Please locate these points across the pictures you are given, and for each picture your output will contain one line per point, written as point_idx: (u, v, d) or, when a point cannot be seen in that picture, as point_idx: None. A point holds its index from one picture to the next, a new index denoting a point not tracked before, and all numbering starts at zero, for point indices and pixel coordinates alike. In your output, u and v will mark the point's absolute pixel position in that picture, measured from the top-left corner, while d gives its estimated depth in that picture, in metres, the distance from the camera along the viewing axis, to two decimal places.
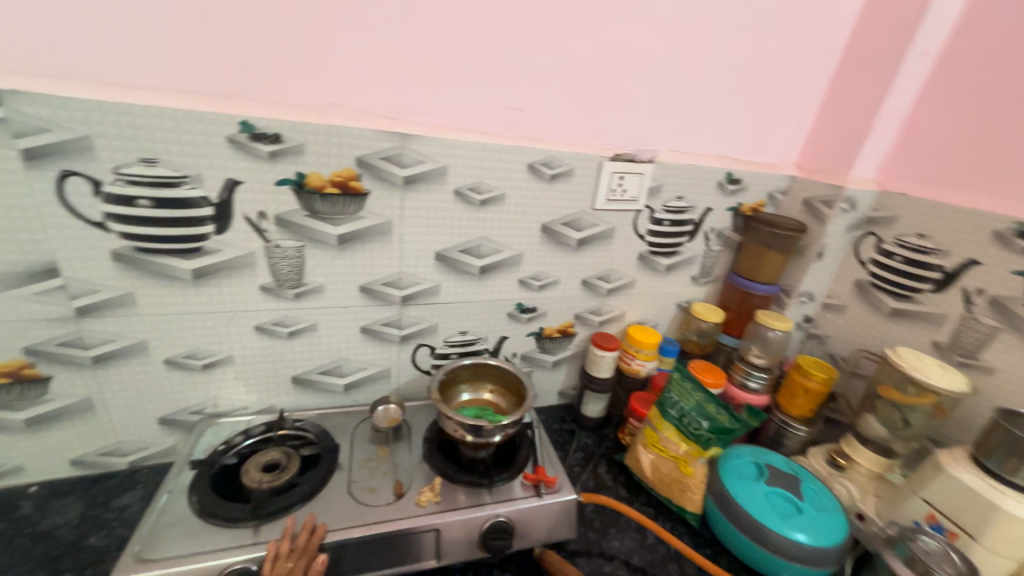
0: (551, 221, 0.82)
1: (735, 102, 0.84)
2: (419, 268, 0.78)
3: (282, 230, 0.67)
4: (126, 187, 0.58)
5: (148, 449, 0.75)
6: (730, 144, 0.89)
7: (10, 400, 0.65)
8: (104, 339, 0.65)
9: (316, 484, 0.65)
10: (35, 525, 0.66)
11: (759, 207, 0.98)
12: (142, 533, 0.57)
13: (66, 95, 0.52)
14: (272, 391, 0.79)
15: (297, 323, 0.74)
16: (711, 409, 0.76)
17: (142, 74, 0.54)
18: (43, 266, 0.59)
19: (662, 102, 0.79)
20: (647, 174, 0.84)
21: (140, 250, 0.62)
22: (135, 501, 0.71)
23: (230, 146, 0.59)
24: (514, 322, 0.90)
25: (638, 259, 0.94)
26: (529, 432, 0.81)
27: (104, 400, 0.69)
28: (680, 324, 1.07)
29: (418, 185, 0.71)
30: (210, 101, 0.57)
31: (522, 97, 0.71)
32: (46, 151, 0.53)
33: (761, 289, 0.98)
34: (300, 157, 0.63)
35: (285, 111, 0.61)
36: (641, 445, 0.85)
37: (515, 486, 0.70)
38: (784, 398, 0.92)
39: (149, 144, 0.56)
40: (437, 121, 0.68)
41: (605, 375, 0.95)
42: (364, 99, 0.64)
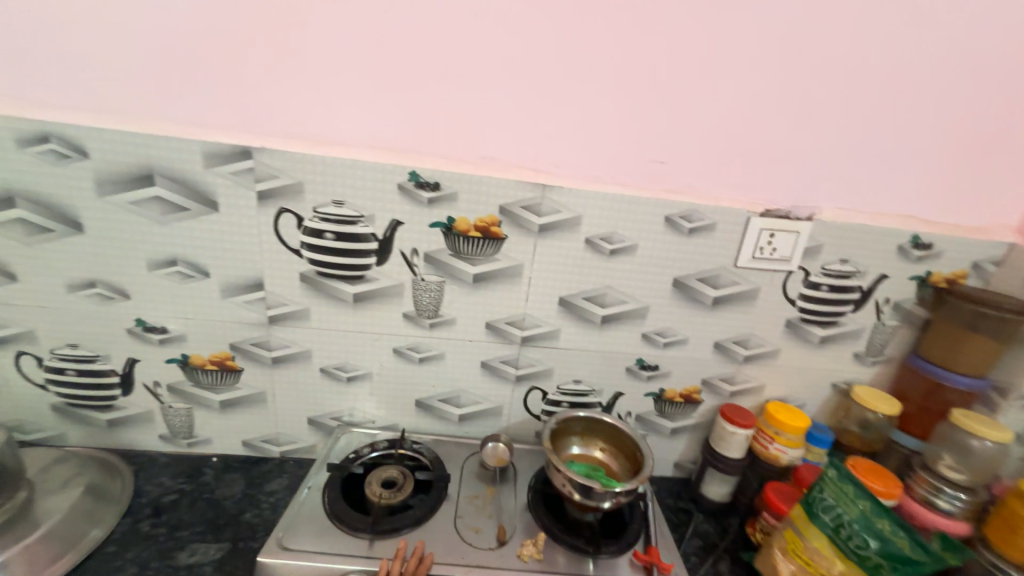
0: (686, 276, 0.77)
1: (928, 156, 0.71)
2: (543, 312, 0.79)
3: (429, 266, 0.75)
4: (320, 223, 0.71)
5: (296, 444, 0.87)
6: (918, 203, 0.74)
7: (214, 384, 0.81)
8: (283, 344, 0.79)
9: (426, 509, 0.68)
10: (212, 492, 0.80)
11: (958, 278, 0.79)
12: (285, 521, 0.65)
13: (293, 151, 0.66)
14: (398, 410, 0.86)
15: (428, 350, 0.81)
16: (883, 526, 0.60)
17: (344, 134, 0.66)
18: (255, 281, 0.74)
19: (830, 155, 0.70)
20: (805, 233, 0.75)
21: (320, 274, 0.74)
22: (281, 488, 0.82)
23: (399, 192, 0.69)
24: (632, 378, 0.85)
25: (785, 325, 0.82)
26: (641, 503, 0.74)
27: (273, 395, 0.83)
28: (835, 409, 0.90)
29: (552, 233, 0.73)
30: (390, 155, 0.68)
31: (666, 149, 0.69)
32: (273, 193, 0.68)
33: (960, 381, 0.77)
34: (453, 203, 0.70)
35: (446, 163, 0.68)
36: (779, 550, 0.70)
37: (623, 563, 0.64)
38: (997, 534, 0.69)
39: (342, 190, 0.69)
40: (577, 172, 0.70)
41: (734, 455, 0.83)
42: (513, 152, 0.69)
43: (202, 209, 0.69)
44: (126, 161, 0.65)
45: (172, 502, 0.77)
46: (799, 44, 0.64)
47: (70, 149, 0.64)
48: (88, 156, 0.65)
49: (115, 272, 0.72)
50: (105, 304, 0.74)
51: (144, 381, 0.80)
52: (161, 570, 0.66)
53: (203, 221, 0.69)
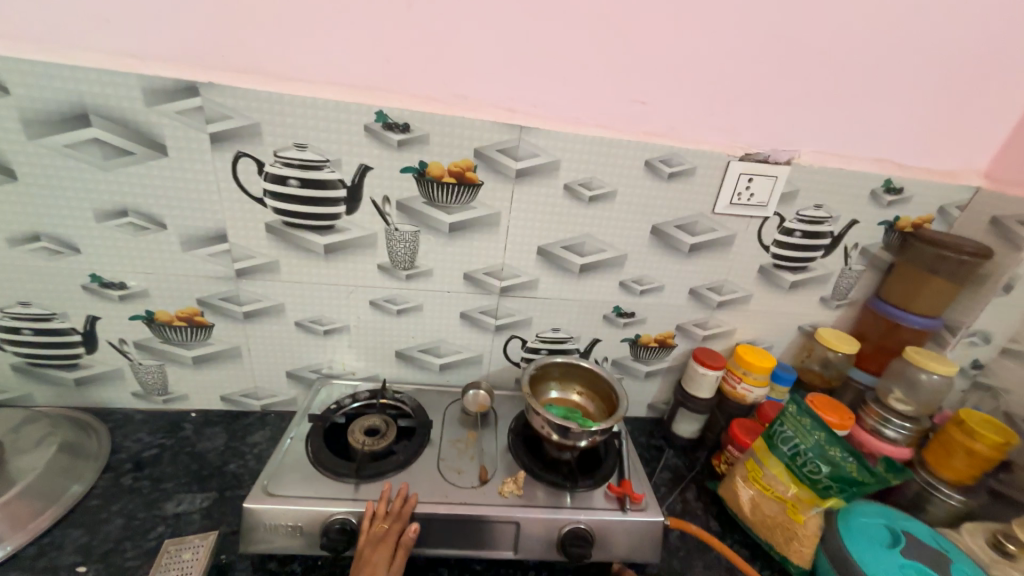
0: (664, 222, 0.77)
1: (908, 97, 0.70)
2: (522, 261, 0.78)
3: (402, 215, 0.72)
4: (282, 168, 0.66)
5: (277, 397, 0.87)
6: (894, 146, 0.74)
7: (184, 340, 0.78)
8: (254, 298, 0.76)
9: (409, 454, 0.70)
10: (194, 445, 0.80)
11: (924, 222, 0.81)
12: (269, 470, 0.66)
13: (245, 87, 0.60)
14: (378, 362, 0.86)
15: (406, 302, 0.80)
16: (834, 454, 0.64)
17: (300, 68, 0.61)
18: (217, 233, 0.70)
19: (813, 95, 0.69)
20: (783, 177, 0.74)
21: (287, 225, 0.70)
22: (264, 439, 0.82)
23: (366, 134, 0.65)
24: (609, 325, 0.87)
25: (758, 272, 0.84)
26: (616, 441, 0.78)
27: (248, 350, 0.81)
28: (800, 350, 0.94)
29: (530, 179, 0.71)
30: (353, 93, 0.63)
31: (648, 88, 0.66)
32: (227, 135, 0.63)
33: (915, 322, 0.82)
34: (425, 147, 0.66)
35: (415, 103, 0.64)
36: (741, 478, 0.76)
37: (598, 495, 0.68)
38: (935, 457, 0.76)
39: (303, 132, 0.64)
40: (555, 113, 0.67)
41: (704, 395, 0.87)
42: (487, 90, 0.64)
43: (149, 153, 0.63)
44: (52, 97, 0.58)
45: (153, 457, 0.77)
46: None
47: None
48: (9, 91, 0.58)
49: (60, 224, 0.67)
50: (54, 259, 0.69)
51: (109, 339, 0.77)
52: (147, 520, 0.67)
53: (152, 167, 0.64)
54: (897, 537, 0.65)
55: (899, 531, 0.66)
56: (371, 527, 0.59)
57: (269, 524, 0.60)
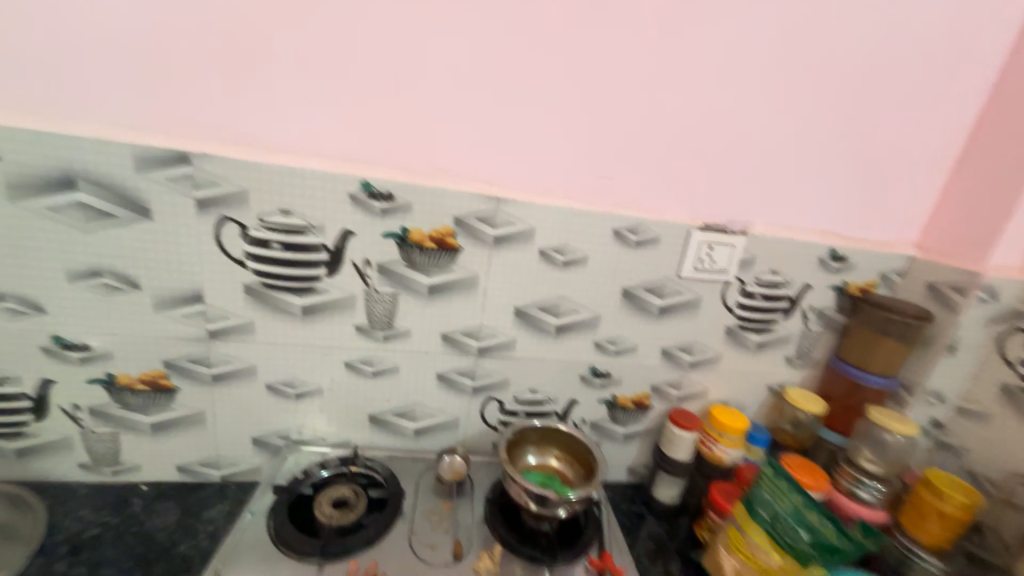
0: (634, 286, 0.81)
1: (840, 179, 0.79)
2: (499, 323, 0.80)
3: (383, 277, 0.73)
4: (265, 233, 0.68)
5: (239, 466, 0.82)
6: (834, 220, 0.83)
7: (144, 405, 0.75)
8: (224, 360, 0.74)
9: (379, 527, 0.66)
10: (140, 523, 0.73)
11: (870, 288, 0.88)
12: (224, 550, 0.61)
13: (237, 158, 0.64)
14: (349, 426, 0.83)
15: (382, 363, 0.79)
16: (813, 518, 0.65)
17: (293, 142, 0.65)
18: (193, 294, 0.70)
19: (759, 176, 0.77)
20: (740, 246, 0.81)
21: (266, 286, 0.71)
22: (220, 515, 0.76)
23: (351, 202, 0.68)
24: (586, 386, 0.88)
25: (725, 332, 0.88)
26: (597, 508, 0.76)
27: (213, 415, 0.78)
28: (772, 409, 0.96)
29: (507, 245, 0.75)
30: (341, 165, 0.67)
31: (615, 167, 0.73)
32: (214, 201, 0.65)
33: (873, 380, 0.86)
34: (407, 214, 0.70)
35: (400, 174, 0.68)
36: (724, 546, 0.74)
37: (578, 570, 0.66)
38: (910, 519, 0.77)
39: (290, 199, 0.67)
40: (530, 186, 0.73)
41: (682, 457, 0.87)
42: (468, 165, 0.70)
43: (134, 217, 0.64)
44: (45, 164, 0.60)
45: (92, 537, 0.70)
46: (730, 74, 0.70)
47: None
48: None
49: (29, 284, 0.66)
50: (17, 320, 0.67)
51: (62, 404, 0.73)
52: None
53: (135, 231, 0.65)
54: None
55: None
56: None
57: None
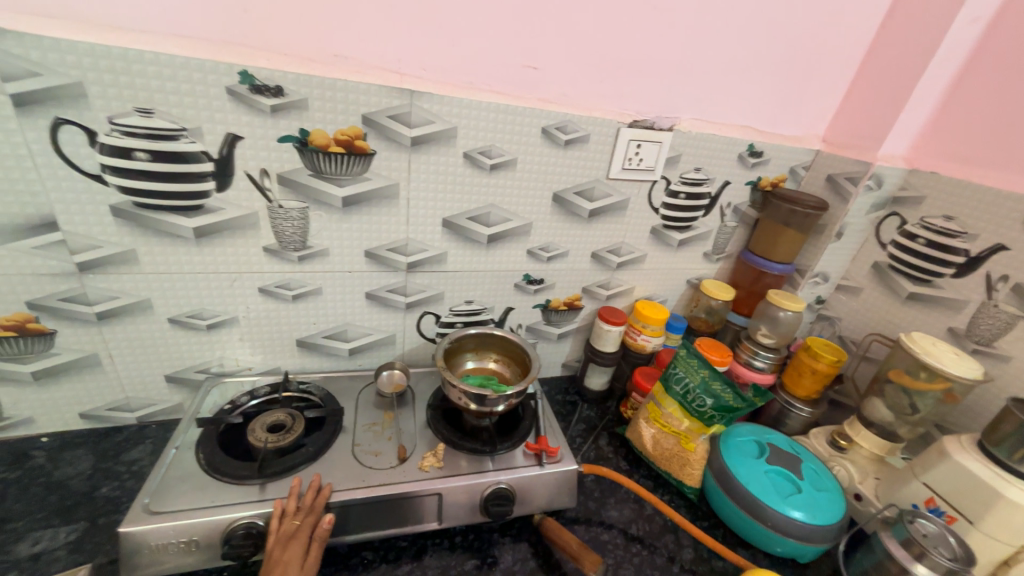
0: (564, 189, 0.79)
1: (765, 69, 0.79)
2: (427, 235, 0.76)
3: (286, 190, 0.65)
4: (122, 139, 0.55)
5: (157, 406, 0.76)
6: (755, 114, 0.84)
7: (17, 354, 0.65)
8: (107, 296, 0.65)
9: (321, 445, 0.66)
10: (49, 474, 0.67)
11: (779, 182, 0.94)
12: (151, 486, 0.58)
13: (53, 35, 0.48)
14: (277, 353, 0.79)
15: (302, 286, 0.73)
16: (717, 387, 0.74)
17: (133, 15, 0.50)
18: (41, 220, 0.57)
19: (688, 66, 0.74)
20: (666, 143, 0.80)
21: (139, 206, 0.60)
22: (144, 455, 0.72)
23: (230, 98, 0.56)
24: (520, 293, 0.89)
25: (650, 232, 0.91)
26: (533, 402, 0.82)
27: (111, 356, 0.70)
28: (689, 301, 1.05)
29: (427, 147, 0.68)
30: (207, 49, 0.54)
31: (540, 54, 0.66)
32: (38, 97, 0.51)
33: (776, 268, 0.95)
34: (304, 113, 0.60)
35: (286, 62, 0.57)
36: (643, 419, 0.85)
37: (517, 455, 0.71)
38: (791, 379, 0.92)
39: (146, 94, 0.54)
40: (448, 77, 0.64)
41: (610, 349, 0.94)
42: (369, 50, 0.59)
43: None
44: None
45: None
46: None
47: None
48: None
49: None
50: None
51: None
52: None
53: None
54: (764, 449, 0.78)
55: (765, 444, 0.79)
56: (280, 524, 0.55)
57: (156, 545, 0.54)
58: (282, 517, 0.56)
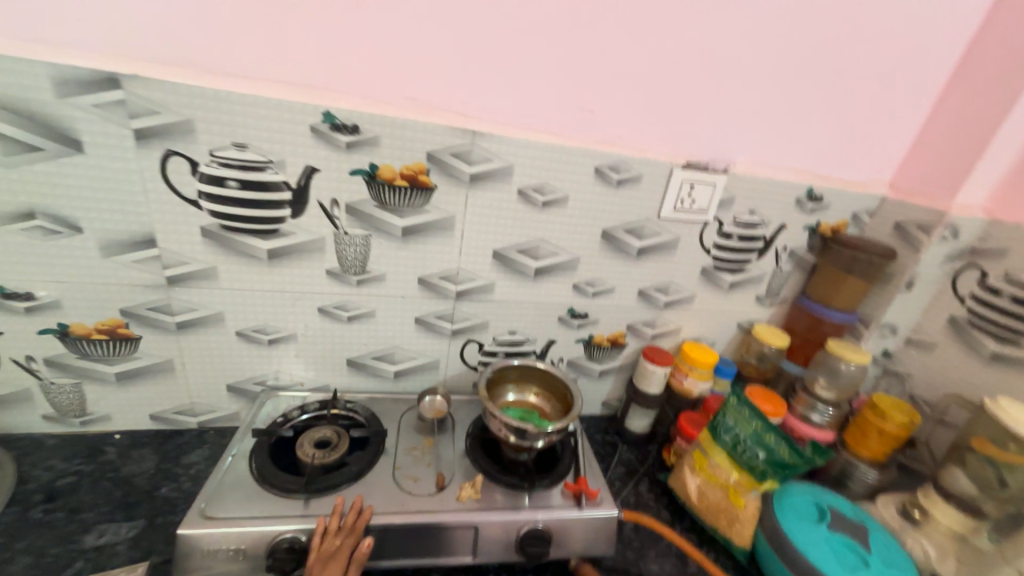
0: (614, 226, 0.80)
1: (826, 114, 0.78)
2: (477, 265, 0.78)
3: (352, 218, 0.69)
4: (218, 169, 0.62)
5: (216, 413, 0.81)
6: (815, 159, 0.82)
7: (106, 355, 0.71)
8: (188, 308, 0.71)
9: (363, 465, 0.68)
10: (118, 470, 0.73)
11: (840, 228, 0.90)
12: (207, 491, 0.61)
13: (174, 80, 0.56)
14: (328, 371, 0.83)
15: (357, 308, 0.77)
16: (769, 439, 0.70)
17: (240, 63, 0.57)
18: (143, 237, 0.64)
19: (746, 110, 0.74)
20: (721, 185, 0.80)
21: (225, 228, 0.66)
22: (200, 459, 0.76)
23: (312, 135, 0.62)
24: (564, 327, 0.89)
25: (700, 273, 0.89)
26: (572, 439, 0.80)
27: (182, 363, 0.75)
28: (739, 345, 1.01)
29: (484, 183, 0.71)
30: (298, 93, 0.60)
31: (597, 98, 0.69)
32: (155, 132, 0.58)
33: (835, 316, 0.91)
34: (375, 149, 0.65)
35: (365, 104, 0.62)
36: (688, 468, 0.81)
37: (555, 494, 0.69)
38: (853, 438, 0.85)
39: (243, 130, 0.60)
40: (508, 119, 0.68)
41: (654, 391, 0.91)
42: (437, 94, 0.64)
43: (61, 150, 0.57)
44: None
45: (69, 486, 0.69)
46: None
47: None
48: None
49: None
50: None
51: (14, 356, 0.69)
52: (62, 556, 0.60)
53: (65, 165, 0.58)
54: (823, 513, 0.71)
55: (825, 508, 0.72)
56: (321, 543, 0.56)
57: (206, 550, 0.56)
58: (323, 536, 0.57)
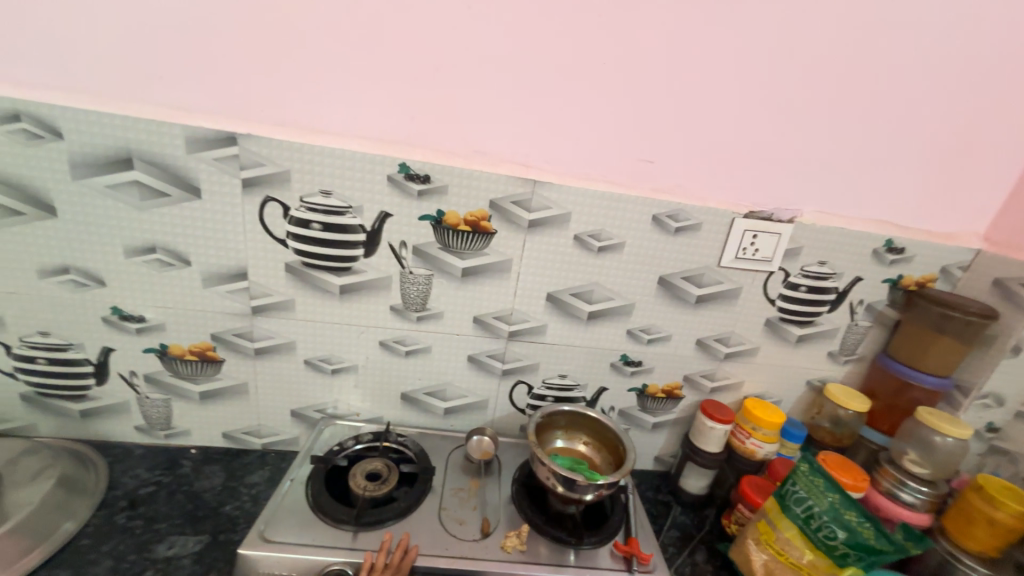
0: (671, 274, 0.79)
1: (904, 163, 0.74)
2: (531, 307, 0.80)
3: (417, 259, 0.74)
4: (306, 213, 0.69)
5: (279, 436, 0.86)
6: (894, 209, 0.77)
7: (193, 374, 0.79)
8: (266, 335, 0.77)
9: (410, 501, 0.68)
10: (191, 484, 0.78)
11: (928, 281, 0.83)
12: (267, 513, 0.64)
13: (280, 138, 0.65)
14: (383, 403, 0.86)
15: (415, 344, 0.81)
16: (850, 517, 0.63)
17: (332, 123, 0.65)
18: (237, 271, 0.72)
19: (813, 160, 0.73)
20: (786, 235, 0.77)
21: (305, 265, 0.73)
22: (262, 480, 0.81)
23: (388, 184, 0.68)
24: (616, 374, 0.87)
25: (764, 324, 0.85)
26: (623, 495, 0.76)
27: (255, 386, 0.81)
28: (809, 406, 0.93)
29: (542, 229, 0.73)
30: (379, 146, 0.67)
31: (656, 149, 0.70)
32: (258, 180, 0.67)
33: (927, 380, 0.82)
34: (443, 197, 0.70)
35: (436, 156, 0.68)
36: (753, 540, 0.73)
37: (603, 554, 0.66)
38: (955, 525, 0.74)
39: (330, 180, 0.67)
40: (567, 170, 0.71)
41: (712, 449, 0.86)
42: (502, 147, 0.69)
43: (183, 195, 0.66)
44: (103, 142, 0.63)
45: (148, 495, 0.75)
46: (787, 52, 0.66)
47: (43, 129, 0.61)
48: (62, 136, 0.62)
49: (90, 257, 0.69)
50: (79, 291, 0.71)
51: (121, 371, 0.78)
52: (138, 563, 0.65)
53: (185, 208, 0.67)
54: None
55: None
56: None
57: (262, 573, 0.58)
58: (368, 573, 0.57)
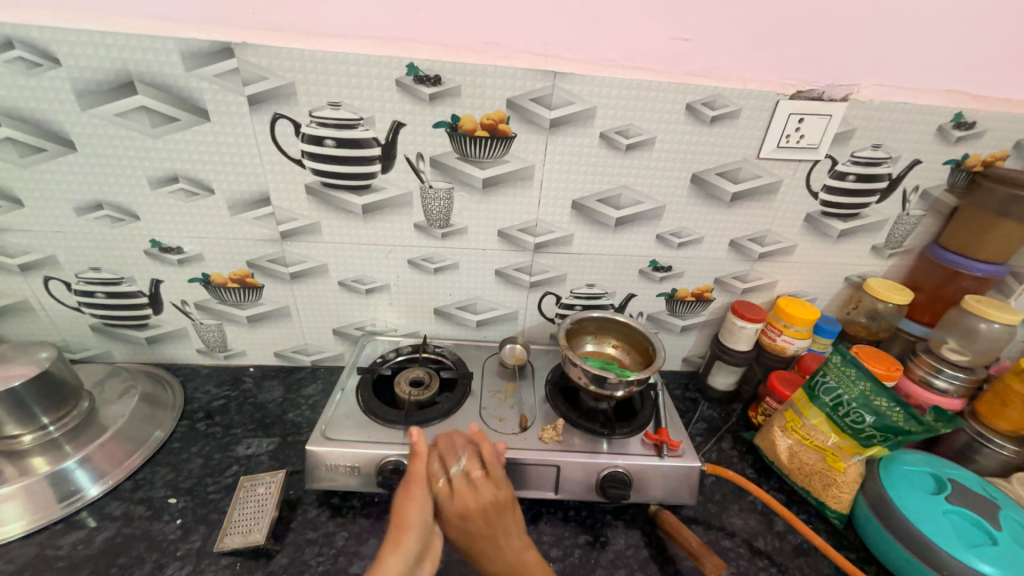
0: (705, 170, 0.74)
1: (993, 12, 0.62)
2: (556, 216, 0.77)
3: (436, 171, 0.72)
4: (317, 129, 0.66)
5: (326, 352, 0.92)
6: (970, 75, 0.67)
7: (238, 300, 0.83)
8: (299, 259, 0.79)
9: (453, 403, 0.74)
10: (255, 397, 0.86)
11: (998, 159, 0.74)
12: (326, 417, 0.71)
13: (277, 45, 0.60)
14: (418, 318, 0.89)
15: (442, 260, 0.81)
16: (880, 404, 0.64)
17: (329, 23, 0.59)
18: (259, 196, 0.72)
19: (877, 18, 0.62)
20: (838, 116, 0.69)
21: (325, 186, 0.72)
22: (317, 392, 0.89)
23: (398, 89, 0.64)
24: (644, 280, 0.86)
25: (804, 220, 0.80)
26: (653, 392, 0.80)
27: (297, 309, 0.86)
28: (846, 302, 0.91)
29: (565, 128, 0.68)
30: (384, 46, 0.61)
31: (693, 23, 0.62)
32: (265, 97, 0.63)
33: (979, 268, 0.78)
34: (456, 99, 0.65)
35: (445, 52, 0.62)
36: (779, 427, 0.77)
37: (634, 442, 0.70)
38: (988, 407, 0.74)
39: (336, 91, 0.63)
40: (592, 57, 0.64)
41: (742, 348, 0.87)
42: (517, 37, 0.62)
43: (193, 119, 0.64)
44: (100, 65, 0.60)
45: (221, 407, 0.84)
46: None
47: (39, 56, 0.59)
48: (58, 62, 0.59)
49: (118, 191, 0.70)
50: (116, 226, 0.73)
51: (173, 300, 0.83)
52: (224, 460, 0.74)
53: (197, 133, 0.66)
54: (943, 486, 0.65)
55: (945, 480, 0.65)
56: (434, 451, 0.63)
57: (329, 465, 0.65)
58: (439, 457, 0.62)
